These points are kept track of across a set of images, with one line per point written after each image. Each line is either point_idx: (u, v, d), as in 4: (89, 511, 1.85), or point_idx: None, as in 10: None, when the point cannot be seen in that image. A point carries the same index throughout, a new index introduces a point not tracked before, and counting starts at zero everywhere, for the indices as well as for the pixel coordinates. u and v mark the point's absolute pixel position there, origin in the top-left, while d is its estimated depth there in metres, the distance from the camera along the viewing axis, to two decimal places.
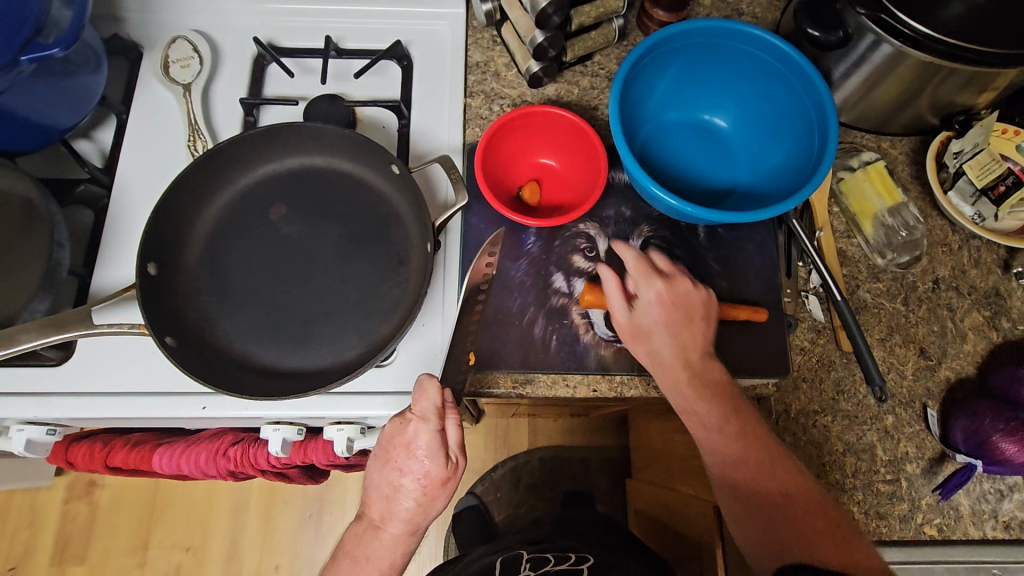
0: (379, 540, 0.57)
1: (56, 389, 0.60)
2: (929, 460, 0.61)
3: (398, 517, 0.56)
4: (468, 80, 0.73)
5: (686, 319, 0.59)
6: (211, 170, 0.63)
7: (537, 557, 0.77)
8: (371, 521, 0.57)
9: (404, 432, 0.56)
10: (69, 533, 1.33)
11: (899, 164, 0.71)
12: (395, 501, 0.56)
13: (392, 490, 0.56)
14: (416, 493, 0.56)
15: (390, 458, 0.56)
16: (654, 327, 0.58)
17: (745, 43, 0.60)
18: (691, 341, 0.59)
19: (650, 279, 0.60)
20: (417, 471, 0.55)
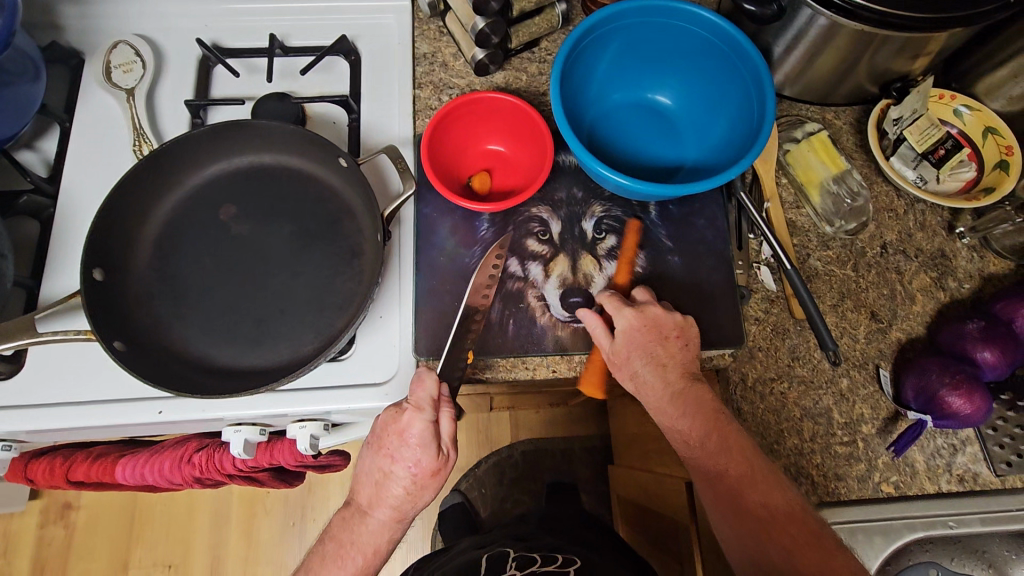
0: (366, 525, 0.59)
1: (6, 402, 0.59)
2: (884, 419, 0.62)
3: (386, 504, 0.58)
4: (416, 72, 0.73)
5: (660, 339, 0.58)
6: (156, 173, 0.62)
7: (523, 557, 0.76)
8: (360, 502, 0.59)
9: (398, 421, 0.56)
10: (45, 558, 1.30)
11: (843, 134, 0.73)
12: (385, 487, 0.57)
13: (383, 475, 0.57)
14: (406, 482, 0.57)
15: (383, 445, 0.57)
16: (631, 355, 0.58)
17: (682, 20, 0.60)
18: (666, 359, 0.59)
19: (620, 307, 0.59)
20: (409, 461, 0.56)
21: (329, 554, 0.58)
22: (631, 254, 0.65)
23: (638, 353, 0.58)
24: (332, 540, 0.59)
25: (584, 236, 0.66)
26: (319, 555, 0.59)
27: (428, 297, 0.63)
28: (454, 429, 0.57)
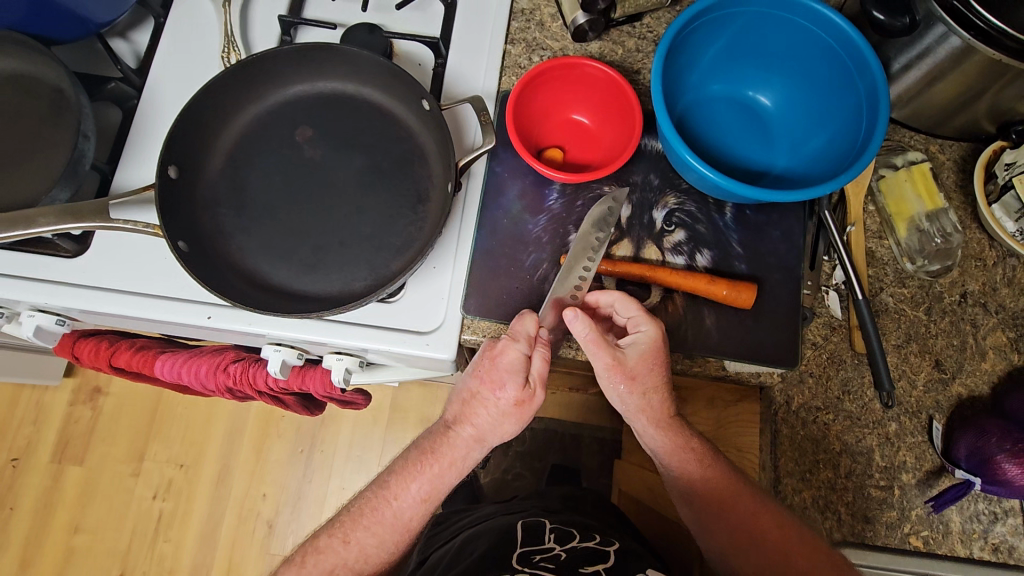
0: (449, 440, 0.61)
1: (69, 279, 0.61)
2: (926, 472, 0.60)
3: (469, 421, 0.60)
4: (511, 26, 0.71)
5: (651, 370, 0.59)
6: (241, 83, 0.62)
7: (561, 528, 0.84)
8: (451, 422, 0.61)
9: (493, 348, 0.58)
10: (71, 433, 1.37)
11: (945, 171, 0.68)
12: (474, 408, 0.60)
13: (473, 398, 0.60)
14: (494, 405, 0.59)
15: (475, 368, 0.59)
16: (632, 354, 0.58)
17: (805, 18, 0.56)
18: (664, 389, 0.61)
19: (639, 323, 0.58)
20: (497, 384, 0.58)
21: (413, 463, 0.62)
22: (698, 253, 0.63)
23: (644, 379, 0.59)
24: (419, 451, 0.62)
25: (652, 225, 0.63)
26: (403, 463, 0.63)
27: (485, 258, 0.63)
28: (546, 368, 0.58)
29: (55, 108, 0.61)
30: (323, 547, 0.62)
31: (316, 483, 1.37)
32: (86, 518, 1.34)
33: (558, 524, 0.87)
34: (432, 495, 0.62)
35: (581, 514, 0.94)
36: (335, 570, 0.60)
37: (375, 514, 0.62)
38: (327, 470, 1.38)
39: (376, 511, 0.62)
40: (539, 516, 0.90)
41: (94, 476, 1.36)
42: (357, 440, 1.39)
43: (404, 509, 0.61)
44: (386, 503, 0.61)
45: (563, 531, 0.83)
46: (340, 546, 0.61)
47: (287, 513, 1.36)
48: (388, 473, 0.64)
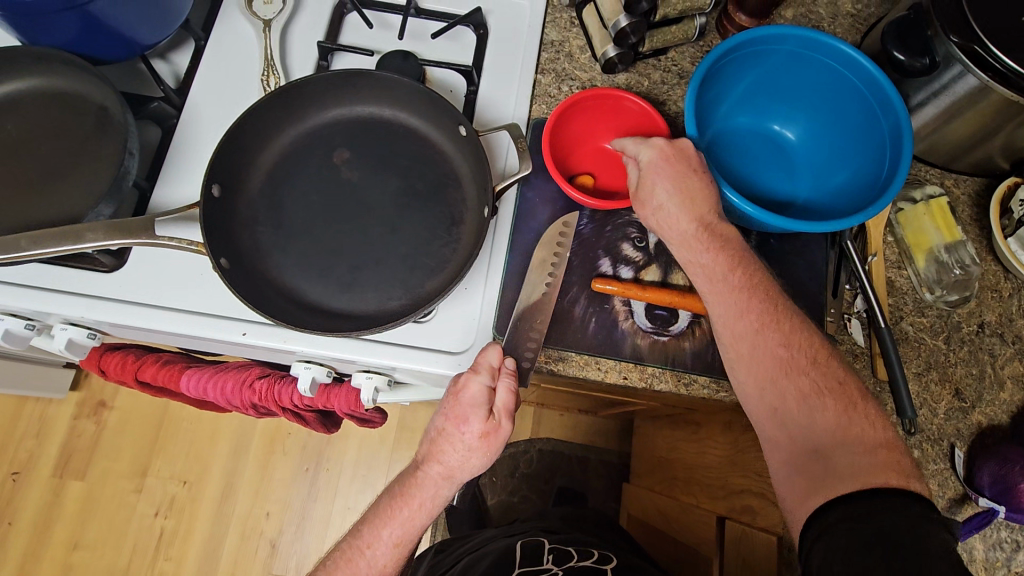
0: (419, 482, 0.60)
1: (105, 293, 0.62)
2: (949, 499, 0.61)
3: (436, 460, 0.59)
4: (541, 57, 0.73)
5: (688, 170, 0.57)
6: (283, 105, 0.64)
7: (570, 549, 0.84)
8: (421, 462, 0.61)
9: (455, 382, 0.59)
10: (74, 447, 1.36)
11: (961, 205, 0.70)
12: (439, 445, 0.59)
13: (439, 433, 0.59)
14: (459, 441, 0.58)
15: (438, 404, 0.59)
16: (655, 184, 0.58)
17: (830, 58, 0.59)
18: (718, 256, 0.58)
19: (647, 139, 0.59)
20: (460, 419, 0.57)
21: (384, 507, 0.61)
22: None
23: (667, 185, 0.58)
24: (395, 492, 0.61)
25: None
26: (379, 506, 0.62)
27: (516, 280, 0.64)
28: (512, 400, 0.57)
29: (100, 126, 0.63)
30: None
31: (320, 502, 1.36)
32: (86, 534, 1.32)
33: (556, 543, 0.86)
34: (405, 539, 0.60)
35: (590, 535, 0.94)
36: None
37: (349, 564, 0.60)
38: (332, 489, 1.37)
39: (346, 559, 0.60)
40: (538, 537, 0.90)
41: (95, 491, 1.34)
42: (363, 458, 1.39)
43: (378, 556, 0.60)
44: (358, 552, 0.60)
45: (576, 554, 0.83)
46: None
47: (290, 532, 1.35)
48: (361, 521, 0.63)
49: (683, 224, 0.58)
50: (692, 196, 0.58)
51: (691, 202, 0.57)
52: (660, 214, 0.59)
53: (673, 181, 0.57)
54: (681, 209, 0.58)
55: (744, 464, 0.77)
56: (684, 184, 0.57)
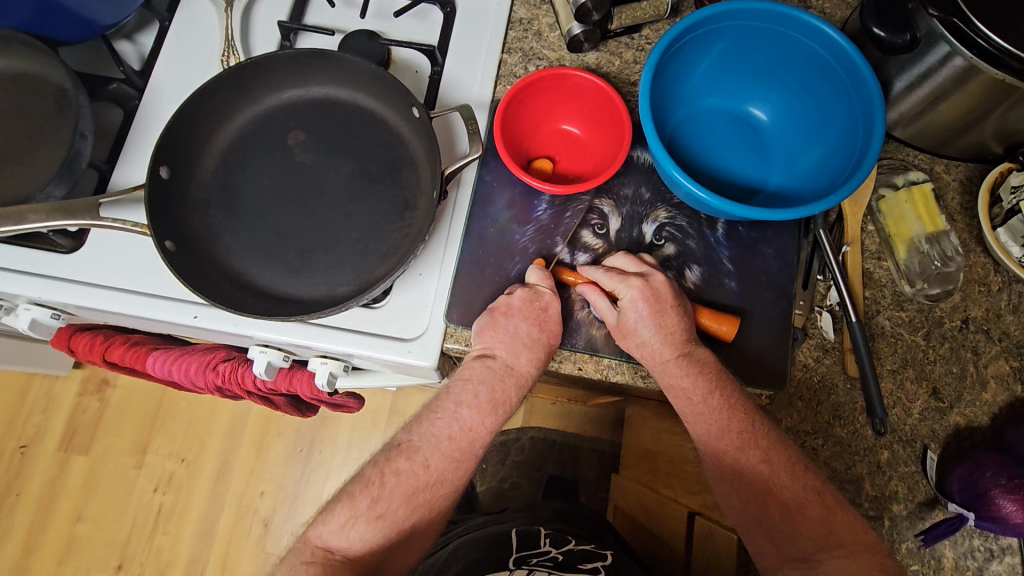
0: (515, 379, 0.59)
1: (62, 274, 0.62)
2: (918, 503, 0.58)
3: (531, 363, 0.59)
4: (509, 36, 0.71)
5: (666, 309, 0.56)
6: (237, 86, 0.63)
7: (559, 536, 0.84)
8: (507, 363, 0.59)
9: (540, 299, 0.58)
10: (78, 423, 1.40)
11: (950, 192, 0.66)
12: (530, 353, 0.58)
13: (523, 343, 0.58)
14: (546, 350, 0.58)
15: (526, 318, 0.57)
16: (639, 324, 0.56)
17: (800, 33, 0.55)
18: (674, 329, 0.56)
19: (626, 279, 0.57)
20: (551, 332, 0.58)
21: (479, 394, 0.59)
22: (687, 269, 0.62)
23: (647, 320, 0.56)
24: (484, 387, 0.59)
25: (641, 239, 0.62)
26: (469, 393, 0.59)
27: (471, 266, 0.62)
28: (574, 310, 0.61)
29: (57, 107, 0.63)
30: (403, 469, 0.58)
31: (313, 483, 1.38)
32: (89, 508, 1.37)
33: (554, 532, 0.86)
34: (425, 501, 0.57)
35: (567, 525, 0.92)
36: (417, 493, 0.57)
37: (452, 443, 0.59)
38: (324, 472, 1.39)
39: (448, 434, 0.59)
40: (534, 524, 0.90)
41: (98, 466, 1.38)
42: (355, 442, 1.40)
43: (478, 437, 0.59)
44: (465, 434, 0.59)
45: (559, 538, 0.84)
46: (422, 471, 0.58)
47: (283, 512, 1.37)
48: (454, 401, 0.59)
49: (663, 350, 0.56)
50: (673, 335, 0.56)
51: (671, 336, 0.56)
52: (639, 349, 0.57)
53: (651, 320, 0.56)
54: (659, 341, 0.56)
55: None
56: (662, 323, 0.56)
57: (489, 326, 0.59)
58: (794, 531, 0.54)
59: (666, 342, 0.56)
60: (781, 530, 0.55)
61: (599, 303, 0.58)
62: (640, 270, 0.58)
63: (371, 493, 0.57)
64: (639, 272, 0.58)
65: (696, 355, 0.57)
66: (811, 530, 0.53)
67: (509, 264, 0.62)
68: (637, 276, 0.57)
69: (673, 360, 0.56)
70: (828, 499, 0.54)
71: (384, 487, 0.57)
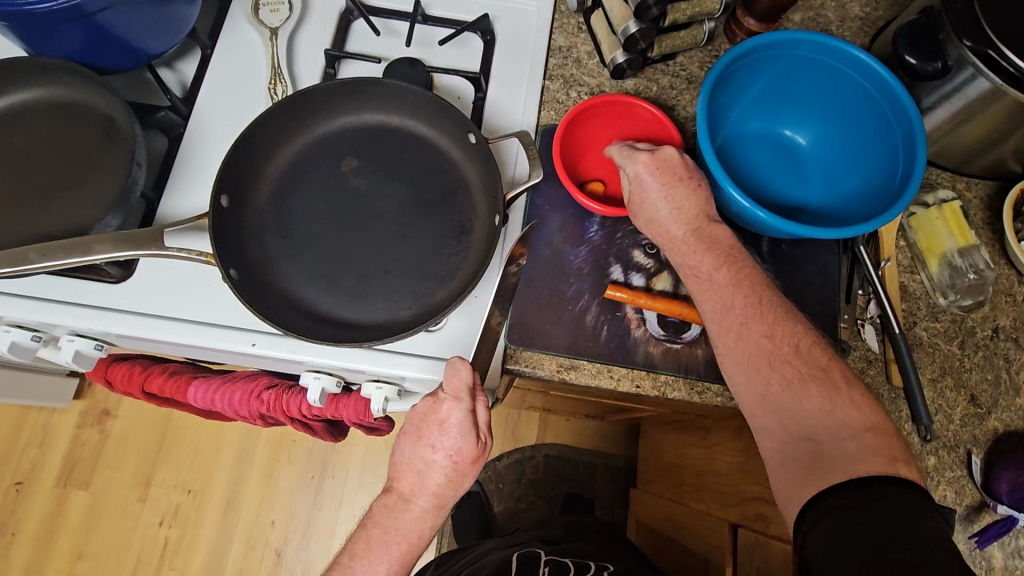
0: (408, 512, 0.59)
1: (112, 303, 0.62)
2: (967, 507, 0.60)
3: (427, 492, 0.58)
4: (549, 62, 0.73)
5: (674, 180, 0.58)
6: (291, 113, 0.63)
7: (556, 560, 0.82)
8: (405, 496, 0.59)
9: (435, 413, 0.57)
10: (78, 456, 1.35)
11: (973, 208, 0.70)
12: (427, 478, 0.58)
13: (421, 466, 0.58)
14: (449, 472, 0.57)
15: (421, 436, 0.58)
16: (649, 196, 0.59)
17: (842, 63, 0.58)
18: (684, 204, 0.58)
19: (634, 154, 0.59)
20: (450, 449, 0.57)
21: (373, 540, 0.58)
22: None
23: (653, 197, 0.58)
24: (380, 529, 0.58)
25: None
26: (364, 541, 0.58)
27: (527, 287, 0.63)
28: (489, 417, 0.58)
29: (108, 136, 0.62)
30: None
31: (326, 508, 1.35)
32: (90, 545, 1.31)
33: (554, 557, 0.84)
34: None
35: (588, 544, 0.92)
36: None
37: None
38: (337, 498, 1.36)
39: None
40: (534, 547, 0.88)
41: (99, 500, 1.33)
42: (368, 465, 1.38)
43: None
44: None
45: (558, 564, 0.81)
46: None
47: (295, 540, 1.34)
48: (350, 554, 0.58)
49: (674, 230, 0.59)
50: (684, 206, 0.58)
51: (680, 210, 0.58)
52: (653, 226, 0.60)
53: (661, 193, 0.58)
54: (670, 219, 0.59)
55: (755, 472, 0.76)
56: (672, 195, 0.58)
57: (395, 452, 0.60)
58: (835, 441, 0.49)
59: (676, 221, 0.58)
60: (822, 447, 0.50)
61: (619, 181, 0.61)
62: (650, 146, 0.60)
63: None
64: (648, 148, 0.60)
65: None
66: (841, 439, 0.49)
67: (564, 284, 0.63)
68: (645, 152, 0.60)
69: (682, 237, 0.58)
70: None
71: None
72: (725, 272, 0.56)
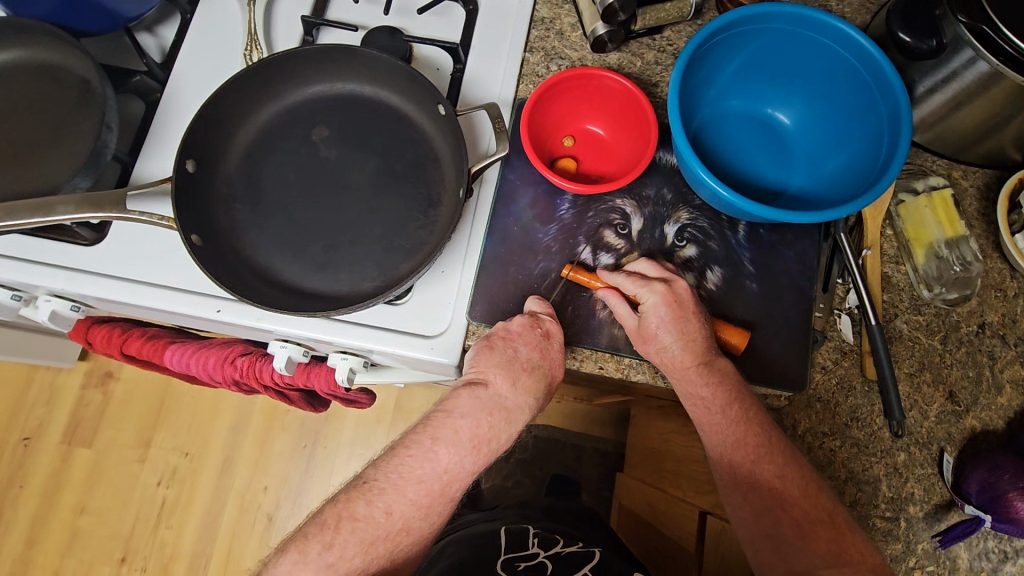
0: (509, 409, 0.60)
1: (83, 266, 0.62)
2: (934, 505, 0.59)
3: (524, 397, 0.60)
4: (531, 34, 0.71)
5: (687, 317, 0.57)
6: (262, 79, 0.63)
7: (549, 536, 0.83)
8: (499, 393, 0.59)
9: (541, 326, 0.58)
10: (83, 415, 1.40)
11: (967, 198, 0.66)
12: (528, 383, 0.59)
13: (520, 372, 0.58)
14: (548, 380, 0.60)
15: (527, 345, 0.58)
16: (659, 331, 0.56)
17: (828, 39, 0.55)
18: (697, 338, 0.57)
19: (649, 285, 0.57)
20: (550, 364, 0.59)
21: (462, 430, 0.59)
22: (708, 271, 0.62)
23: (667, 327, 0.56)
24: (469, 421, 0.59)
25: (663, 240, 0.63)
26: (451, 430, 0.59)
27: (493, 264, 0.62)
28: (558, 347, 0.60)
29: (82, 98, 0.63)
30: (361, 515, 0.56)
31: (317, 478, 1.38)
32: (93, 501, 1.36)
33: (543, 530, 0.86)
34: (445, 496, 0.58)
35: (558, 522, 0.93)
36: (376, 541, 0.56)
37: (422, 487, 0.58)
38: (328, 467, 1.38)
39: (418, 476, 0.58)
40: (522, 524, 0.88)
41: (102, 460, 1.38)
42: (360, 438, 1.40)
43: (454, 479, 0.59)
44: (439, 477, 0.58)
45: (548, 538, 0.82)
46: (382, 518, 0.57)
47: (287, 507, 1.37)
48: (432, 437, 0.59)
49: (684, 358, 0.57)
50: (694, 344, 0.57)
51: (693, 345, 0.57)
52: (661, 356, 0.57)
53: (673, 327, 0.56)
54: (680, 348, 0.57)
55: None
56: (684, 330, 0.56)
57: (486, 350, 0.59)
58: (804, 547, 0.54)
59: (688, 349, 0.56)
60: (792, 547, 0.55)
61: (621, 312, 0.58)
62: (663, 276, 0.58)
63: (325, 538, 0.55)
64: (661, 277, 0.59)
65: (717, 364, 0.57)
66: (822, 549, 0.54)
67: (531, 262, 0.62)
68: (660, 282, 0.58)
69: (693, 368, 0.57)
70: (838, 520, 0.54)
71: (339, 533, 0.56)
72: (735, 411, 0.57)
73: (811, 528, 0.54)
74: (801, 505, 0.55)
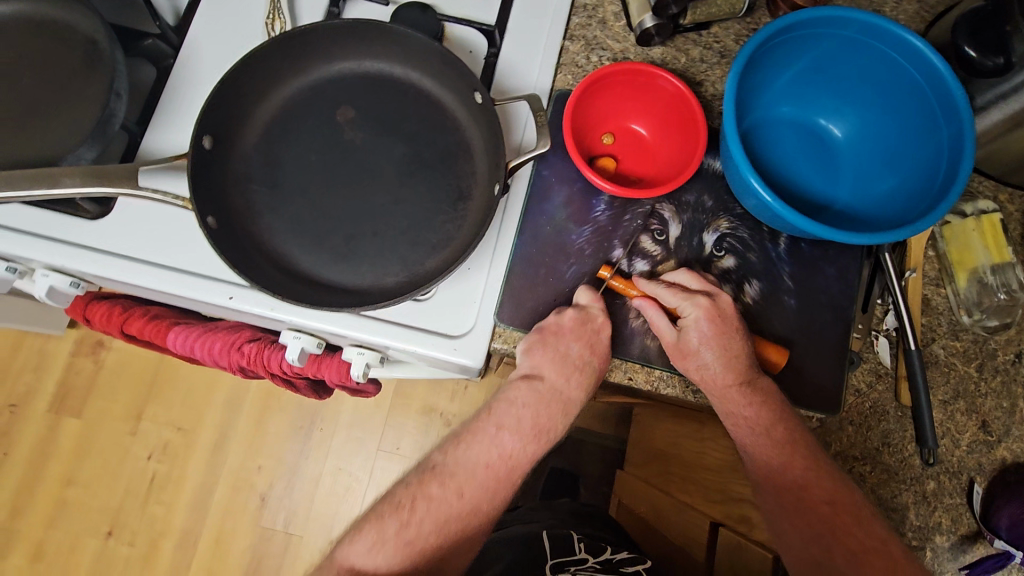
0: (563, 400, 0.58)
1: (87, 241, 0.59)
2: (961, 536, 0.58)
3: (577, 390, 0.58)
4: (572, 21, 0.67)
5: (729, 332, 0.55)
6: (285, 53, 0.58)
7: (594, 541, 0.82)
8: (555, 386, 0.58)
9: (592, 320, 0.56)
10: (73, 384, 1.36)
11: (1013, 222, 0.64)
12: (581, 376, 0.57)
13: (573, 366, 0.56)
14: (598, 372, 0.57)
15: (579, 339, 0.56)
16: (701, 347, 0.54)
17: (893, 50, 0.52)
18: (738, 353, 0.55)
19: (690, 298, 0.55)
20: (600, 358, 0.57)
21: (523, 419, 0.58)
22: (745, 284, 0.60)
23: (710, 343, 0.54)
24: (529, 410, 0.58)
25: (701, 249, 0.60)
26: (513, 417, 0.58)
27: (523, 265, 0.60)
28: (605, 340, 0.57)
29: (89, 60, 0.58)
30: (435, 496, 0.57)
31: (312, 460, 1.36)
32: (80, 472, 1.33)
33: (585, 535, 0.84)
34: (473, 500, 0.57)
35: (567, 518, 0.90)
36: (449, 522, 0.57)
37: (490, 472, 0.58)
38: (324, 450, 1.36)
39: (483, 461, 0.58)
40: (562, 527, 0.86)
41: (92, 431, 1.35)
42: (358, 421, 1.37)
43: (516, 466, 0.59)
44: (505, 462, 0.58)
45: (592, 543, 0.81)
46: (453, 501, 0.57)
47: (280, 488, 1.35)
48: (495, 424, 0.59)
49: (725, 375, 0.55)
50: (735, 362, 0.55)
51: (735, 362, 0.55)
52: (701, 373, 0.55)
53: (715, 343, 0.54)
54: (722, 365, 0.55)
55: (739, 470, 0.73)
56: (726, 346, 0.54)
57: (539, 345, 0.57)
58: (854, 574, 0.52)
59: (730, 367, 0.55)
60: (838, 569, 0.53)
61: (659, 326, 0.56)
62: (705, 288, 0.56)
63: (400, 517, 0.57)
64: (703, 289, 0.56)
65: (759, 383, 0.56)
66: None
67: (562, 264, 0.60)
68: (701, 295, 0.55)
69: (734, 387, 0.55)
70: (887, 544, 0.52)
71: (415, 512, 0.57)
72: (780, 431, 0.55)
73: (867, 557, 0.52)
74: (854, 533, 0.53)
